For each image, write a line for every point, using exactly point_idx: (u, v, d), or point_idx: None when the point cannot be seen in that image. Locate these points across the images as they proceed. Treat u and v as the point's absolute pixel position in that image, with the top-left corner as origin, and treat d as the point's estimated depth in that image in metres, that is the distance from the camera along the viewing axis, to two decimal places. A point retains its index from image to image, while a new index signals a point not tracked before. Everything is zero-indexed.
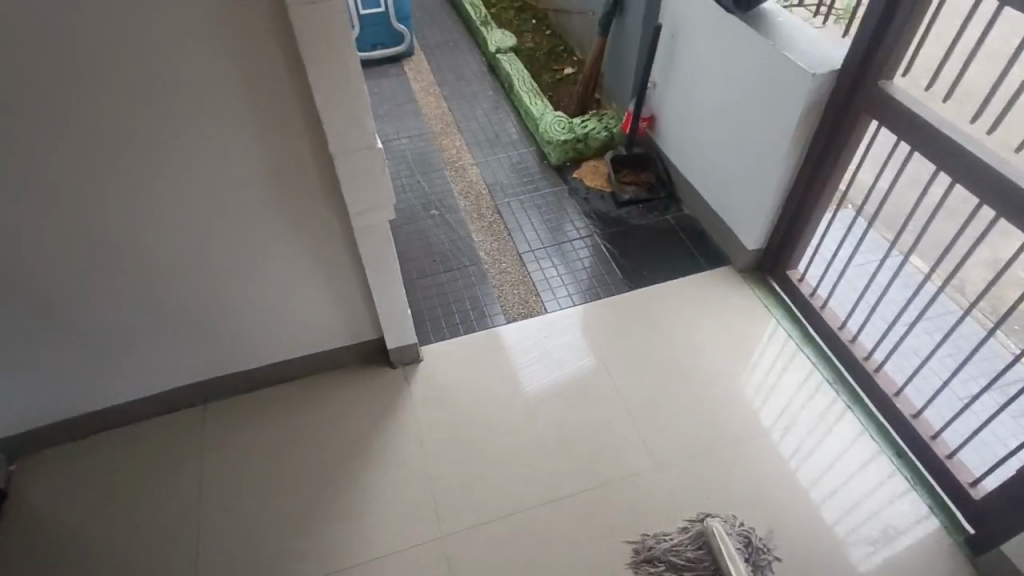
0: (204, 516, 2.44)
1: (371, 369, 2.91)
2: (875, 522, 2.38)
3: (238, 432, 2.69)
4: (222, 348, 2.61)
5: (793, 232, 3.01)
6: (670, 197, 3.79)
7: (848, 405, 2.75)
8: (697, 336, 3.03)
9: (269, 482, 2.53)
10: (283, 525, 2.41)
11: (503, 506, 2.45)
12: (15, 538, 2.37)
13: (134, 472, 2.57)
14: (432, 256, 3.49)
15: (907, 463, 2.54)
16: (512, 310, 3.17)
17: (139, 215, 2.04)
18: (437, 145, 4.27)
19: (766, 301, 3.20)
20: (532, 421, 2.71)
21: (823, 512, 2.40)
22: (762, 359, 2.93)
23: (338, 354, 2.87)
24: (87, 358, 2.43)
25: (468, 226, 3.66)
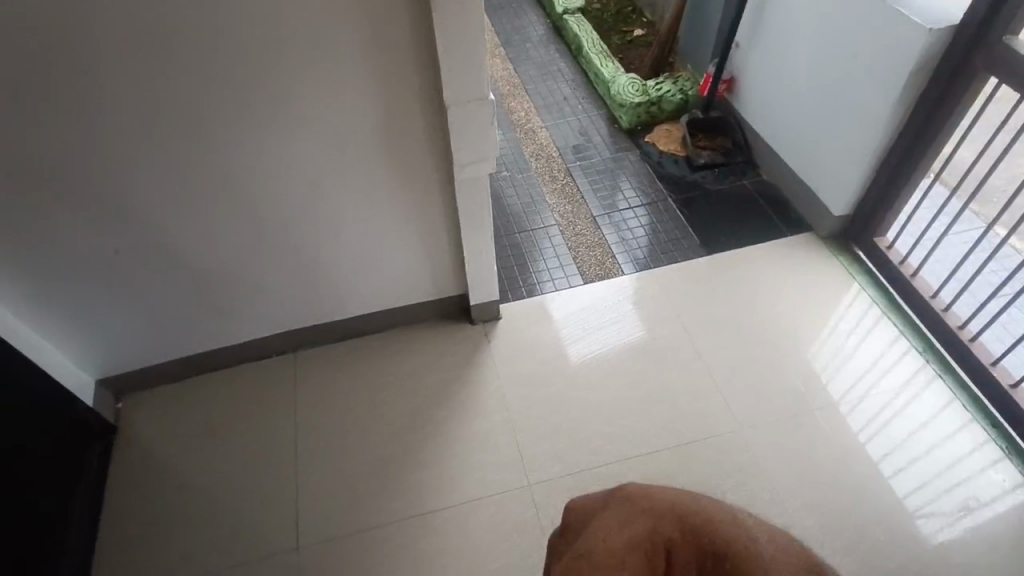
0: (300, 458, 2.57)
1: (452, 325, 3.00)
2: (956, 495, 2.38)
3: (332, 380, 2.81)
4: (319, 296, 2.69)
5: (887, 197, 2.95)
6: (747, 162, 3.71)
7: (938, 372, 2.76)
8: (777, 303, 3.02)
9: (362, 428, 2.65)
10: (378, 471, 2.52)
11: (588, 458, 2.53)
12: (127, 470, 2.53)
13: (228, 414, 2.71)
14: (509, 216, 3.50)
15: (1002, 433, 2.54)
16: (589, 271, 3.20)
17: (253, 164, 2.09)
18: (504, 107, 4.17)
19: (849, 267, 3.17)
20: (613, 377, 2.77)
21: (895, 485, 2.41)
22: (847, 318, 2.95)
23: (421, 309, 2.95)
24: (195, 302, 2.52)
25: (542, 188, 3.64)
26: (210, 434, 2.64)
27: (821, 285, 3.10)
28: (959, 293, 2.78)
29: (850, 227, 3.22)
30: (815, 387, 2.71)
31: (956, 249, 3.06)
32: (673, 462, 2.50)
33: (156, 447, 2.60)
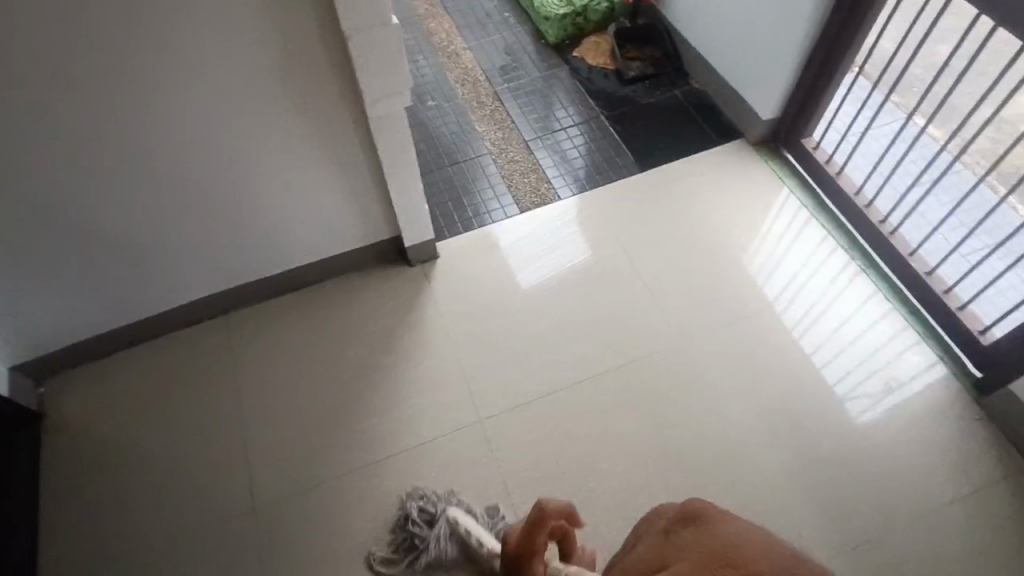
0: (243, 418, 2.20)
1: (389, 268, 2.54)
2: (876, 375, 2.26)
3: (265, 334, 2.38)
4: (234, 255, 2.23)
5: (812, 93, 2.60)
6: (678, 72, 3.19)
7: (862, 267, 2.53)
8: (706, 207, 2.71)
9: (287, 387, 2.26)
10: (302, 425, 2.19)
11: (536, 386, 2.25)
12: (61, 465, 2.11)
13: (188, 367, 2.31)
14: (438, 150, 2.94)
15: (921, 319, 2.38)
16: (526, 199, 2.76)
17: (114, 93, 1.60)
18: (421, 27, 3.46)
19: (772, 165, 2.84)
20: (551, 305, 2.43)
21: (823, 374, 2.26)
22: (780, 217, 2.67)
23: (344, 257, 2.46)
24: (100, 266, 2.05)
25: (468, 116, 3.07)
26: (134, 407, 2.22)
27: (737, 187, 2.77)
28: (881, 187, 2.51)
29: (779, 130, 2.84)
30: (745, 291, 2.46)
31: (872, 141, 2.71)
32: (617, 383, 2.25)
33: (96, 416, 2.21)
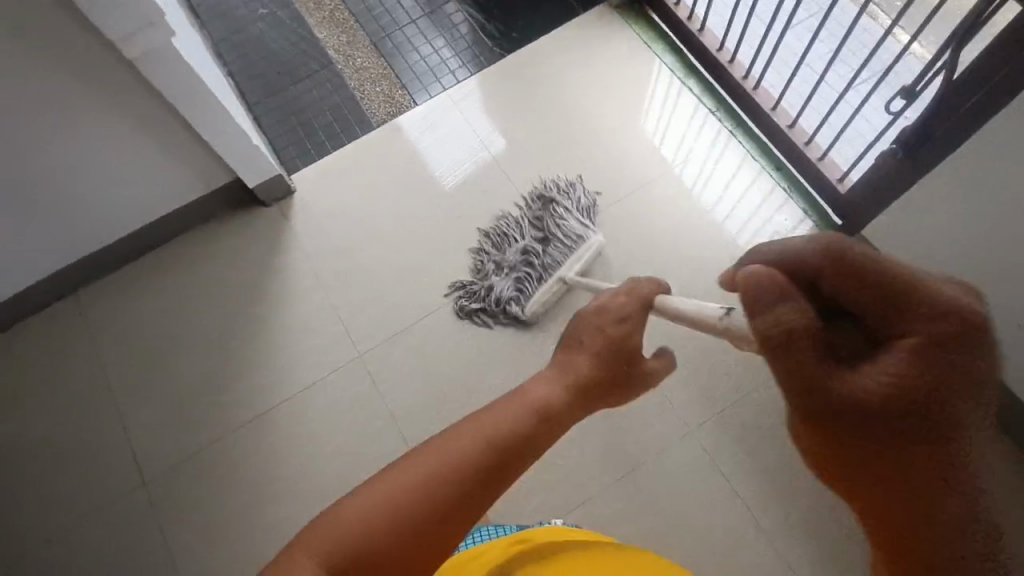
0: (49, 448, 1.18)
1: (233, 205, 1.34)
2: (745, 234, 1.25)
3: (99, 339, 1.26)
4: (33, 226, 1.13)
5: None
6: None
7: (729, 132, 1.35)
8: (559, 99, 1.42)
9: (151, 389, 1.21)
10: (128, 487, 1.14)
11: (374, 198, 1.35)
12: None
13: (21, 348, 1.26)
14: (268, 64, 1.51)
15: (797, 183, 1.28)
16: (381, 109, 1.45)
17: None
18: None
19: (627, 19, 1.48)
20: (430, 211, 1.33)
21: (648, 225, 1.28)
22: (658, 90, 1.40)
23: (187, 207, 1.29)
24: None
25: (311, 25, 1.55)
26: None
27: (602, 58, 1.44)
28: (733, 27, 1.28)
29: None
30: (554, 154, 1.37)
31: None
32: (399, 379, 1.19)
33: None
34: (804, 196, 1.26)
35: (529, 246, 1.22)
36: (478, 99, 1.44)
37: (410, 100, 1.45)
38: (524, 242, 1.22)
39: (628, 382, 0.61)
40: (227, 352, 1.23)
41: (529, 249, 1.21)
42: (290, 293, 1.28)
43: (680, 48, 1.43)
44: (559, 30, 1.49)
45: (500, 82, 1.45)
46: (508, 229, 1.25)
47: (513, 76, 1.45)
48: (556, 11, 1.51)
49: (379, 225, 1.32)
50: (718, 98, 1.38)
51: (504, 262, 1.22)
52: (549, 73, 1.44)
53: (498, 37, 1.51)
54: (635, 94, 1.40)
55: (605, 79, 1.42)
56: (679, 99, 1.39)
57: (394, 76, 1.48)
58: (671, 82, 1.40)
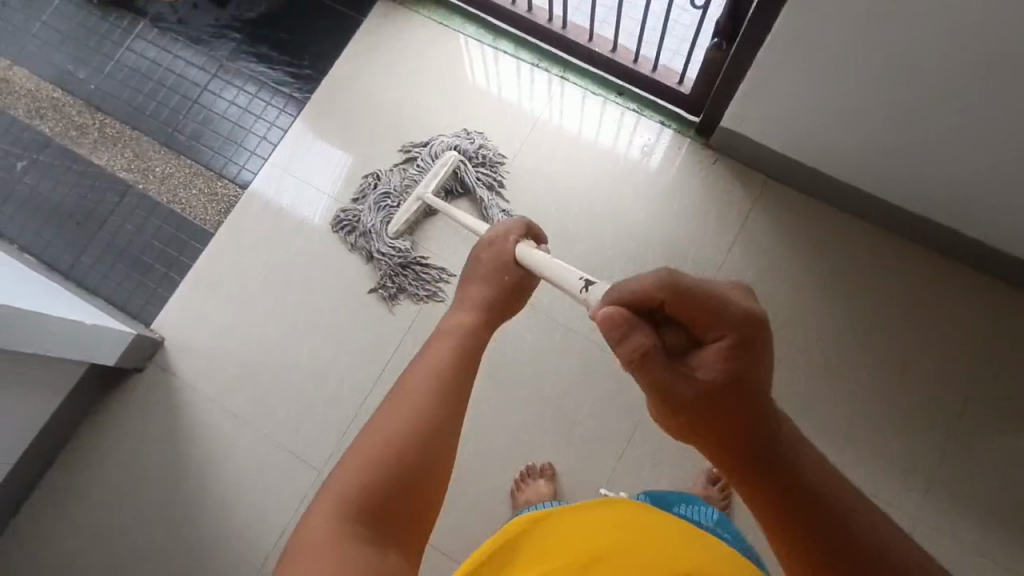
0: None
1: (106, 390, 1.17)
2: (624, 169, 1.23)
3: None
4: None
5: None
6: None
7: (561, 78, 1.30)
8: (387, 119, 1.32)
9: None
10: None
11: (255, 308, 1.22)
12: None
13: None
14: (60, 219, 1.30)
15: (647, 99, 1.26)
16: (210, 210, 1.28)
17: None
18: None
19: (411, 7, 1.37)
20: (319, 293, 1.22)
21: (533, 202, 1.23)
22: (475, 66, 1.32)
23: (55, 419, 1.11)
24: None
25: (83, 154, 1.34)
26: None
27: (406, 58, 1.34)
28: None
29: None
30: None
31: None
32: None
33: None
34: (659, 110, 1.25)
35: (390, 209, 1.23)
36: (307, 156, 1.31)
37: (235, 188, 1.30)
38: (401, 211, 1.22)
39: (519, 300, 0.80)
40: (186, 539, 1.10)
41: (394, 210, 1.23)
42: (217, 447, 1.14)
43: (474, 15, 1.35)
44: (350, 47, 1.37)
45: (318, 130, 1.33)
46: (394, 183, 1.25)
47: (329, 118, 1.33)
48: (338, 31, 1.38)
49: (271, 333, 1.20)
50: (535, 49, 1.32)
51: (371, 238, 1.22)
52: (363, 99, 1.34)
53: (292, 82, 1.37)
54: (455, 82, 1.32)
55: (420, 79, 1.33)
56: (501, 67, 1.31)
57: (204, 169, 1.31)
58: (485, 54, 1.33)
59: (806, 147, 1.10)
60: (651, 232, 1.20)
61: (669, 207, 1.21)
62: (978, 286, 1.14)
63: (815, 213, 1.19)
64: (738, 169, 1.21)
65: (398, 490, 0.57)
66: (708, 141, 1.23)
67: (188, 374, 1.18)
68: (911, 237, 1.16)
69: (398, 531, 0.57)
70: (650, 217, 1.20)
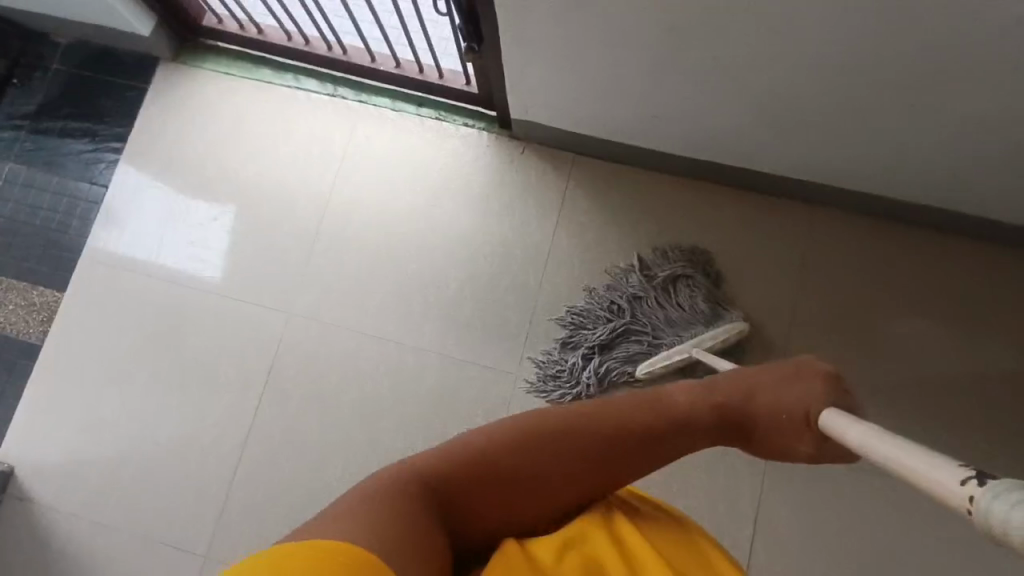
0: None
1: None
2: (440, 179, 1.25)
3: None
4: None
5: None
6: (20, 26, 1.35)
7: (358, 102, 1.28)
8: (196, 184, 1.28)
9: None
10: None
11: (105, 411, 1.18)
12: None
13: None
14: None
15: (445, 105, 1.27)
16: (32, 321, 1.23)
17: None
18: None
19: (189, 63, 1.32)
20: (168, 378, 1.20)
21: (360, 233, 1.24)
22: (270, 110, 1.30)
23: None
24: None
25: None
26: None
27: (200, 118, 1.31)
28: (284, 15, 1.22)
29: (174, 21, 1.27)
30: (235, 237, 1.25)
31: None
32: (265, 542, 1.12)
33: None
34: (460, 113, 1.26)
35: (610, 339, 1.14)
36: (123, 241, 1.27)
37: (53, 292, 1.24)
38: (620, 322, 1.14)
39: (777, 442, 0.74)
40: None
41: (641, 340, 1.14)
42: (97, 558, 1.12)
43: (260, 57, 1.31)
44: (139, 119, 1.32)
45: (129, 211, 1.28)
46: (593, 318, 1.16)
47: (138, 197, 1.29)
48: (122, 105, 1.32)
49: (129, 429, 1.18)
50: (329, 78, 1.29)
51: (589, 346, 1.14)
52: (172, 170, 1.29)
53: (88, 168, 1.31)
54: (260, 131, 1.29)
55: (225, 136, 1.29)
56: (296, 104, 1.29)
57: (13, 280, 1.25)
58: (277, 95, 1.30)
59: (591, 121, 1.14)
60: (480, 236, 1.22)
61: (490, 206, 1.23)
62: (780, 209, 1.21)
63: (628, 177, 1.23)
64: (547, 153, 1.24)
65: (502, 482, 0.64)
66: (511, 132, 1.25)
67: (49, 495, 1.15)
68: (722, 180, 1.21)
69: (472, 514, 0.63)
70: (476, 221, 1.22)
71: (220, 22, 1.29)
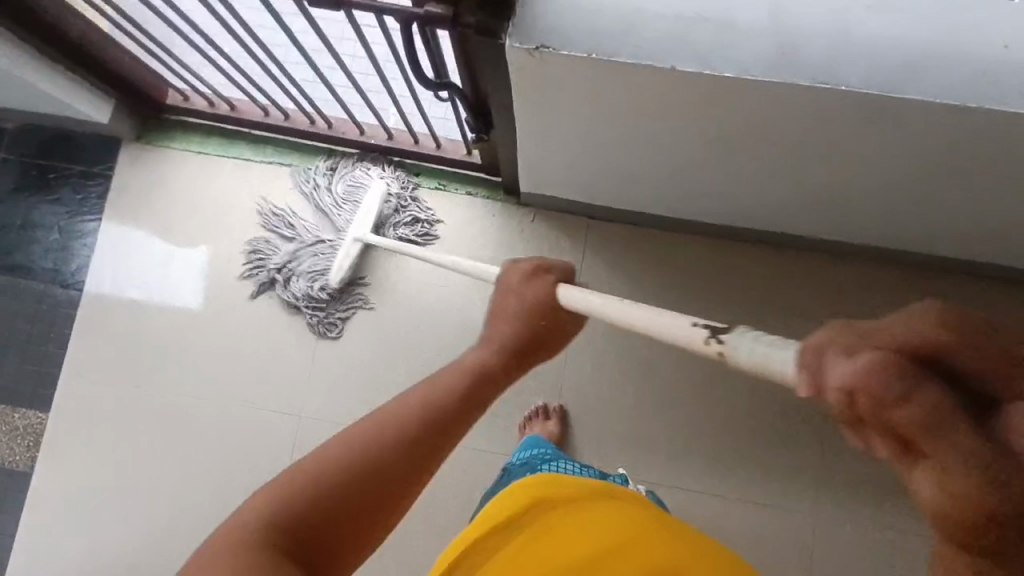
0: None
1: None
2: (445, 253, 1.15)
3: None
4: None
5: (119, 72, 1.06)
6: None
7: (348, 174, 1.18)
8: (177, 279, 1.17)
9: None
10: None
11: (108, 540, 1.10)
12: None
13: None
14: None
15: (443, 171, 1.17)
16: (17, 448, 1.13)
17: None
18: None
19: (158, 144, 1.20)
20: (172, 499, 1.11)
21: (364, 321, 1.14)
22: (251, 188, 1.18)
23: None
24: None
25: None
26: None
27: (175, 204, 1.19)
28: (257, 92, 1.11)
29: (133, 102, 1.14)
30: (225, 335, 1.15)
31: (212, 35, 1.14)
32: None
33: None
34: (462, 180, 1.16)
35: (320, 253, 1.13)
36: (104, 348, 1.16)
37: (36, 413, 1.14)
38: (310, 233, 1.14)
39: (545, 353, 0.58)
40: None
41: (323, 238, 1.13)
42: None
43: (236, 131, 1.20)
44: (107, 210, 1.19)
45: (107, 315, 1.17)
46: (303, 242, 1.14)
47: (114, 297, 1.17)
48: (85, 195, 1.20)
49: (133, 555, 1.09)
50: (315, 150, 1.19)
51: (303, 262, 1.13)
52: (148, 264, 1.18)
53: (53, 268, 1.18)
54: (242, 215, 1.18)
55: (204, 223, 1.18)
56: (280, 181, 1.18)
57: None
58: (258, 171, 1.19)
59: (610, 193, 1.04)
60: None
61: None
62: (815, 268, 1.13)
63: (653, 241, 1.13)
64: (560, 220, 1.15)
65: (318, 532, 0.45)
66: (519, 200, 1.15)
67: None
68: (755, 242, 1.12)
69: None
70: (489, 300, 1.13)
71: (184, 99, 1.17)
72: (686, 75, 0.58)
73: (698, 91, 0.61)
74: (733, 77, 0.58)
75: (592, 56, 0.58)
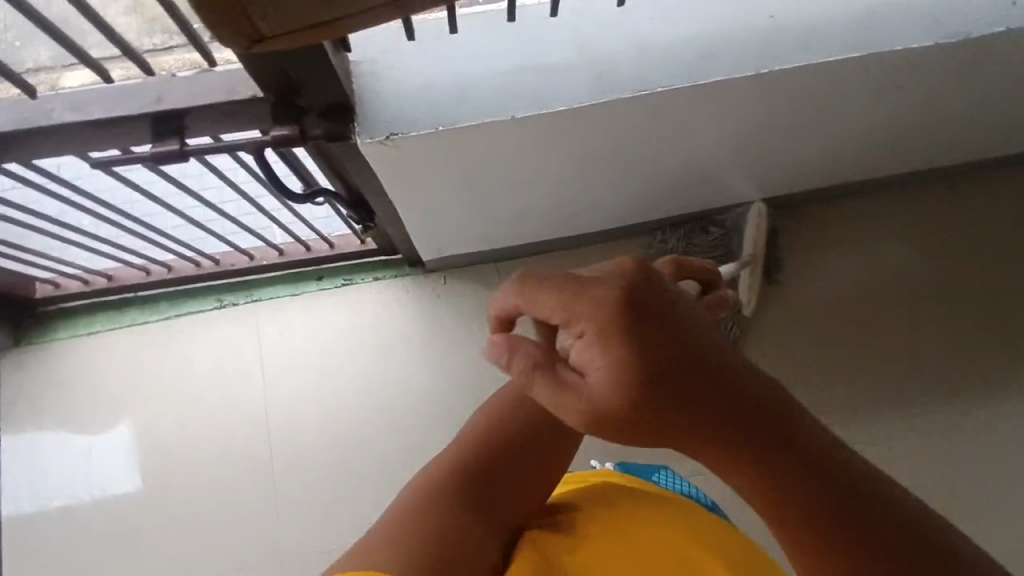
0: None
1: None
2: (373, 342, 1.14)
3: None
4: None
5: None
6: None
7: (251, 302, 1.15)
8: (103, 470, 1.09)
9: None
10: None
11: None
12: None
13: None
14: None
15: (344, 266, 1.17)
16: None
17: None
18: None
19: (40, 341, 1.13)
20: None
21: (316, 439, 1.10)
22: (154, 350, 1.13)
23: None
24: None
25: None
26: None
27: (78, 394, 1.11)
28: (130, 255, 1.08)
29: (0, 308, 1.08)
30: (174, 508, 1.07)
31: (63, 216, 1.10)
32: None
33: None
34: (366, 269, 1.17)
35: None
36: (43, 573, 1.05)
37: None
38: None
39: None
40: None
41: None
42: None
43: (121, 300, 1.15)
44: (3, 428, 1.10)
45: (37, 535, 1.07)
46: None
47: (38, 515, 1.07)
48: None
49: None
50: (209, 290, 1.16)
51: None
52: (67, 465, 1.09)
53: None
54: (154, 379, 1.12)
55: (118, 401, 1.11)
56: (183, 333, 1.14)
57: None
58: (157, 331, 1.14)
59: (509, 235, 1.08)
60: (443, 384, 1.12)
61: (439, 350, 1.13)
62: None
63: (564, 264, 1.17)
64: (473, 273, 1.16)
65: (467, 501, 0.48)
66: (427, 270, 1.17)
67: None
68: None
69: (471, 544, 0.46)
70: (431, 372, 1.13)
71: (55, 286, 1.11)
72: (527, 119, 0.63)
73: (545, 128, 0.66)
74: (569, 109, 0.63)
75: (440, 130, 0.62)
